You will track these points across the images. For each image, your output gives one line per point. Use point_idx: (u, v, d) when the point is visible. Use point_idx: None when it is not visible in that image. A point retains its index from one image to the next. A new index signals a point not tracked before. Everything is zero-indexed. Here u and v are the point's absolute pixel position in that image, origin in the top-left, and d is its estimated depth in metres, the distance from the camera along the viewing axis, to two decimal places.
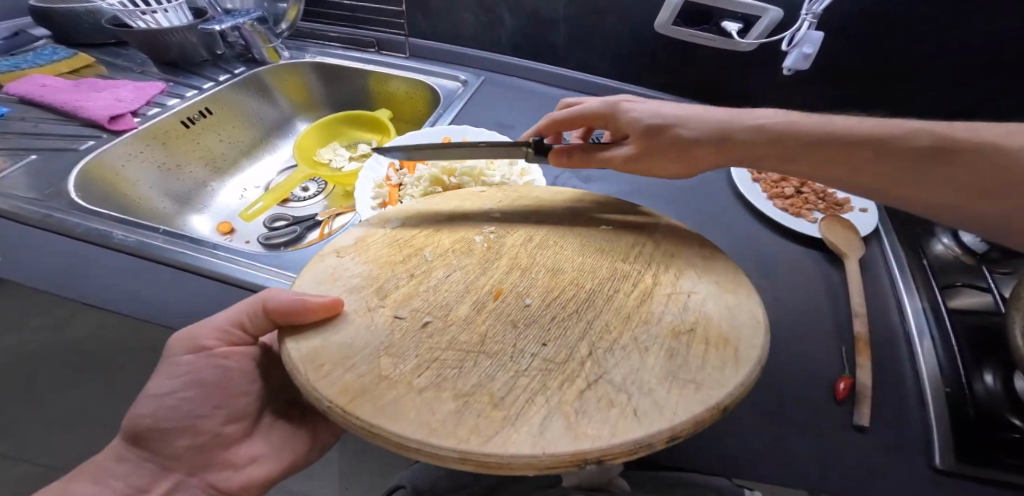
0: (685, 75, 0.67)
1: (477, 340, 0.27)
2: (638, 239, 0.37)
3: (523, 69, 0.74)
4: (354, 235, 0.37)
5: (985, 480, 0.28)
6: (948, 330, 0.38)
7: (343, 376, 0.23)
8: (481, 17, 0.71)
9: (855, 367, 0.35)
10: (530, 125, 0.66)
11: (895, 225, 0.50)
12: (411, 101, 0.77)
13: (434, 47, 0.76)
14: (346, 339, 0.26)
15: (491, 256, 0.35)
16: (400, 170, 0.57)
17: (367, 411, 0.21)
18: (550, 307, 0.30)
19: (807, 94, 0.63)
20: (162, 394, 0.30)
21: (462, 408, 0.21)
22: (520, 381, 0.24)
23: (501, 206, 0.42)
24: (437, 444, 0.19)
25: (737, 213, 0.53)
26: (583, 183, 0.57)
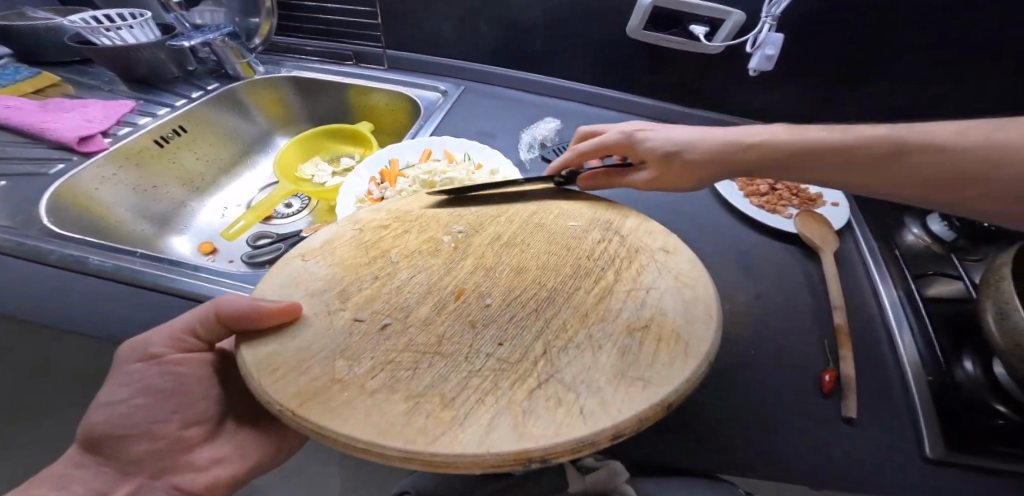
0: (663, 79, 0.70)
1: (435, 341, 0.27)
2: (606, 235, 0.37)
3: (502, 78, 0.75)
4: (320, 238, 0.36)
5: (982, 468, 0.29)
6: (925, 320, 0.40)
7: (298, 380, 0.23)
8: (460, 27, 0.72)
9: (838, 360, 0.36)
10: (512, 134, 0.67)
11: (865, 219, 0.52)
12: (393, 113, 0.77)
13: (412, 59, 0.77)
14: (304, 342, 0.26)
15: (456, 255, 0.35)
16: (382, 185, 0.56)
17: (318, 413, 0.21)
18: (509, 306, 0.30)
19: (783, 91, 0.65)
20: (116, 401, 0.29)
21: (412, 409, 0.21)
22: (472, 381, 0.24)
23: (478, 204, 0.42)
24: (383, 445, 0.19)
25: (715, 210, 0.54)
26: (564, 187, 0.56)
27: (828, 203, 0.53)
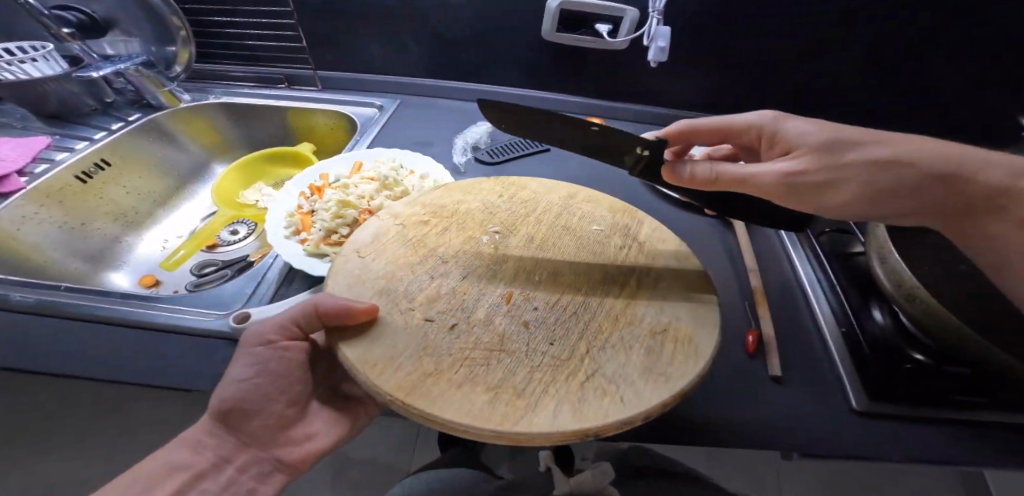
0: (590, 70, 0.75)
1: (497, 340, 0.29)
2: (625, 239, 0.41)
3: (435, 87, 0.77)
4: (369, 234, 0.38)
5: (890, 416, 0.34)
6: (833, 277, 0.48)
7: (394, 375, 0.25)
8: (388, 44, 0.74)
9: (759, 319, 0.43)
10: (446, 140, 0.69)
11: None
12: (332, 134, 0.74)
13: (342, 77, 0.76)
14: (390, 342, 0.28)
15: (497, 259, 0.37)
16: (312, 198, 0.55)
17: (422, 402, 0.23)
18: (554, 309, 0.32)
19: (689, 81, 0.73)
20: (238, 379, 0.29)
21: (493, 399, 0.24)
22: (534, 375, 0.26)
23: (513, 201, 0.45)
24: (479, 426, 0.22)
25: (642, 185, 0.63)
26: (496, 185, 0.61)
27: None
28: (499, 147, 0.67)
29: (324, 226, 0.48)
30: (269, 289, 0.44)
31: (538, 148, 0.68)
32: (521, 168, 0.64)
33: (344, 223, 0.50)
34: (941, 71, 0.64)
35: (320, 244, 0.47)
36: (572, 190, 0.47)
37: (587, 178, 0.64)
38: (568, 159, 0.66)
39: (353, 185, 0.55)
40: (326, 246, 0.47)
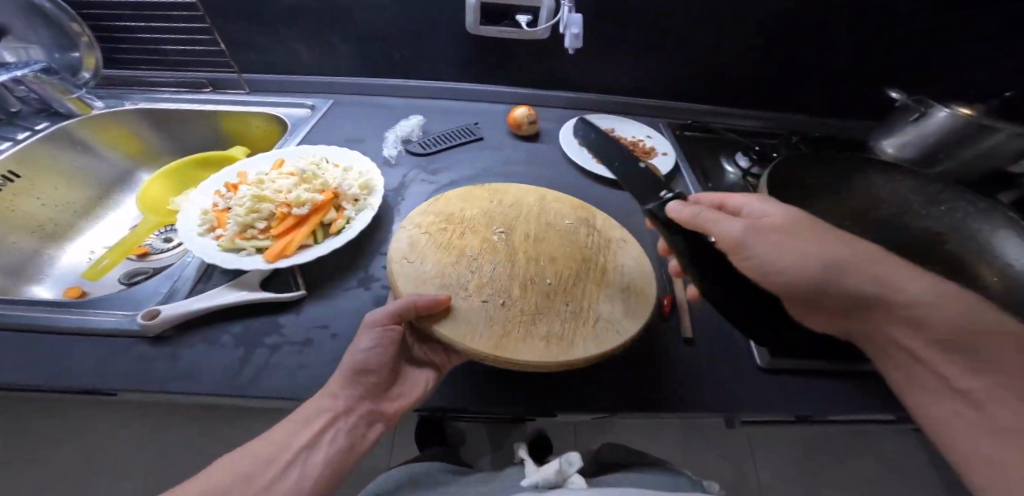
0: (519, 64, 0.81)
1: (532, 308, 0.44)
2: (589, 227, 0.57)
3: (367, 87, 0.82)
4: (406, 242, 0.50)
5: (791, 369, 0.45)
6: None
7: (480, 341, 0.39)
8: (313, 47, 0.79)
9: (675, 286, 0.55)
10: (380, 136, 0.74)
11: (687, 166, 0.74)
12: (266, 135, 0.81)
13: (269, 80, 0.82)
14: (464, 319, 0.41)
15: (510, 251, 0.51)
16: (227, 195, 0.54)
17: (509, 352, 0.39)
18: (562, 280, 0.48)
19: (610, 68, 0.82)
20: (365, 346, 0.36)
21: (547, 345, 0.40)
22: (564, 325, 0.43)
23: (504, 200, 0.59)
24: (547, 361, 0.38)
25: (564, 162, 0.74)
26: (432, 176, 0.67)
27: (660, 154, 0.74)
28: (431, 139, 0.74)
29: (238, 221, 0.49)
30: (189, 285, 0.48)
31: (472, 138, 0.75)
32: (452, 156, 0.71)
33: (260, 218, 0.50)
34: (806, 61, 0.80)
35: (235, 239, 0.49)
36: (542, 194, 0.62)
37: (522, 161, 0.73)
38: (505, 148, 0.75)
39: (270, 180, 0.55)
40: (240, 241, 0.49)
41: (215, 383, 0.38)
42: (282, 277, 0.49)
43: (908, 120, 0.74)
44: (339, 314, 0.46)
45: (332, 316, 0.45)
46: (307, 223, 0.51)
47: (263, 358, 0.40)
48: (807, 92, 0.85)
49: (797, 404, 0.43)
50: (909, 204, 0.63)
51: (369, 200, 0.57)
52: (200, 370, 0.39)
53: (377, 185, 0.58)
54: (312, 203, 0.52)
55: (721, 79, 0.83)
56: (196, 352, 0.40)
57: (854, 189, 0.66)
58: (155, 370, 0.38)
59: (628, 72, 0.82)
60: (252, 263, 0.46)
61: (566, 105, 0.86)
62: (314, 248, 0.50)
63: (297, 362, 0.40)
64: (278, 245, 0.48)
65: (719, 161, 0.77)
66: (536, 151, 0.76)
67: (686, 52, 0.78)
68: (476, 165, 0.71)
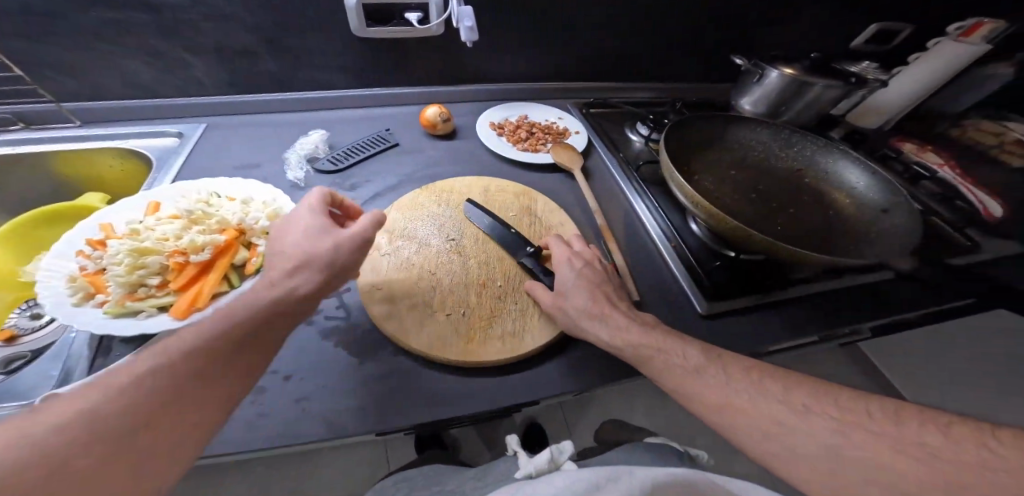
0: (420, 66, 0.80)
1: (489, 311, 0.51)
2: (525, 220, 0.62)
3: (251, 104, 0.75)
4: (368, 270, 0.52)
5: (723, 309, 0.56)
6: (657, 199, 0.69)
7: (451, 351, 0.46)
8: (160, 64, 0.67)
9: (611, 252, 0.61)
10: (277, 158, 0.67)
11: (601, 141, 0.80)
12: (127, 174, 0.69)
13: (108, 107, 0.67)
14: (432, 334, 0.47)
15: (463, 257, 0.56)
16: (97, 253, 0.45)
17: (476, 355, 0.46)
18: (510, 279, 0.55)
19: (507, 58, 0.84)
20: (342, 243, 0.41)
21: (504, 342, 0.48)
22: (518, 320, 0.50)
23: (446, 204, 0.62)
24: (506, 355, 0.46)
25: (481, 153, 0.75)
26: (351, 192, 0.63)
27: (573, 135, 0.79)
28: (341, 152, 0.69)
29: (121, 283, 0.41)
30: (86, 361, 0.42)
31: (385, 146, 0.72)
32: (369, 168, 0.68)
33: (149, 274, 0.44)
34: (676, 37, 0.90)
35: (125, 301, 0.41)
36: (484, 183, 0.67)
37: (445, 158, 0.73)
38: (424, 149, 0.73)
39: (150, 227, 0.47)
40: (133, 303, 0.41)
41: None
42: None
43: (753, 81, 0.90)
44: (299, 357, 0.45)
45: (291, 360, 0.44)
46: (215, 269, 0.45)
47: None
48: (700, 73, 1.01)
49: (727, 337, 0.54)
50: (768, 148, 0.78)
51: None
52: None
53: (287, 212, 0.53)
54: (214, 246, 0.46)
55: (612, 59, 0.91)
56: None
57: (728, 141, 0.78)
58: None
59: (525, 61, 0.86)
60: (158, 324, 0.41)
61: (475, 99, 0.87)
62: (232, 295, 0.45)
63: (256, 411, 0.40)
64: (185, 298, 0.43)
65: (625, 131, 0.84)
66: (458, 148, 0.75)
67: (574, 36, 0.83)
68: (398, 171, 0.68)
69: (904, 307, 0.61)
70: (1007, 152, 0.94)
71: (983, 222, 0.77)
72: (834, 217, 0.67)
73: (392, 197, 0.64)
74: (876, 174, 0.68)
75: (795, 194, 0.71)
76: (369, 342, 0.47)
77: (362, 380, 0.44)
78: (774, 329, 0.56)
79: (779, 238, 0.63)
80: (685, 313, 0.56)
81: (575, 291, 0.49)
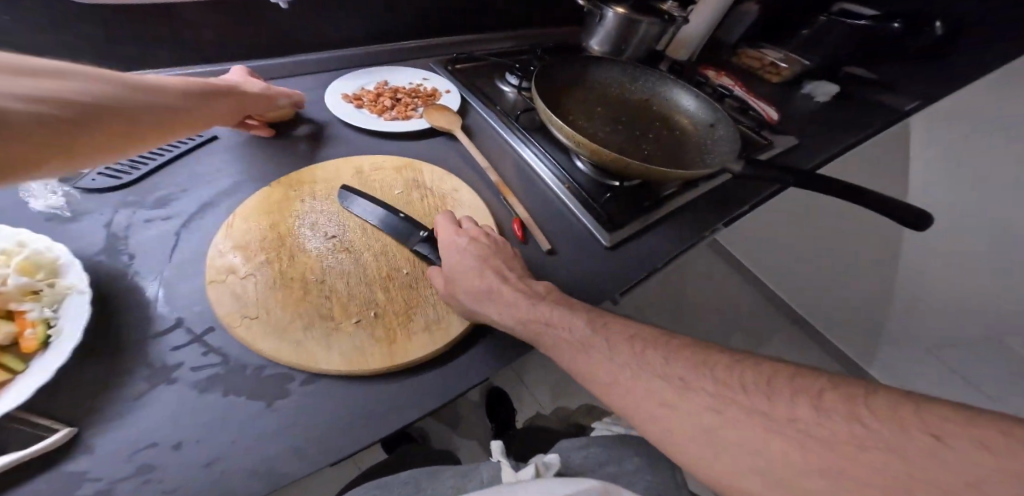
0: (220, 36, 0.63)
1: (404, 303, 0.44)
2: (416, 194, 0.56)
3: None
4: (229, 300, 0.40)
5: (621, 236, 0.60)
6: (543, 146, 0.70)
7: (372, 360, 0.39)
8: None
9: (513, 207, 0.59)
10: (17, 186, 0.45)
11: (474, 97, 0.75)
12: None
13: None
14: (345, 349, 0.39)
15: (354, 253, 0.47)
16: None
17: (403, 356, 0.40)
18: (417, 263, 0.48)
19: (337, 18, 0.71)
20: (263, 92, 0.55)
21: (430, 331, 0.42)
22: (438, 304, 0.45)
23: (316, 195, 0.51)
24: (435, 348, 0.41)
25: (341, 130, 0.63)
26: (166, 210, 0.46)
27: (442, 95, 0.72)
28: (129, 160, 0.49)
29: None
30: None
31: (202, 140, 0.54)
32: (185, 175, 0.50)
33: None
34: None
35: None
36: (355, 164, 0.57)
37: (298, 141, 0.59)
38: (261, 137, 0.58)
39: None
40: None
41: None
42: (11, 430, 0.29)
43: (595, 22, 0.96)
44: (181, 423, 0.32)
45: (171, 428, 0.31)
46: None
47: None
48: (542, 24, 1.04)
49: (632, 261, 0.59)
50: (620, 84, 0.85)
51: (63, 281, 0.34)
52: None
53: (58, 257, 0.35)
54: None
55: (455, 15, 0.86)
56: None
57: (588, 82, 0.82)
58: None
59: (360, 22, 0.75)
60: None
61: (315, 69, 0.72)
62: (23, 381, 0.29)
63: (155, 490, 0.28)
64: None
65: (495, 83, 0.81)
66: (309, 129, 0.62)
67: None
68: (233, 169, 0.53)
69: (741, 199, 0.76)
70: (767, 72, 1.23)
71: (768, 124, 1.01)
72: (681, 136, 0.78)
73: (235, 203, 0.49)
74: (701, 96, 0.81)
75: (650, 122, 0.80)
76: (267, 380, 0.36)
77: (284, 422, 0.34)
78: (663, 241, 0.64)
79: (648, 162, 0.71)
80: (592, 248, 0.59)
81: (467, 275, 0.44)
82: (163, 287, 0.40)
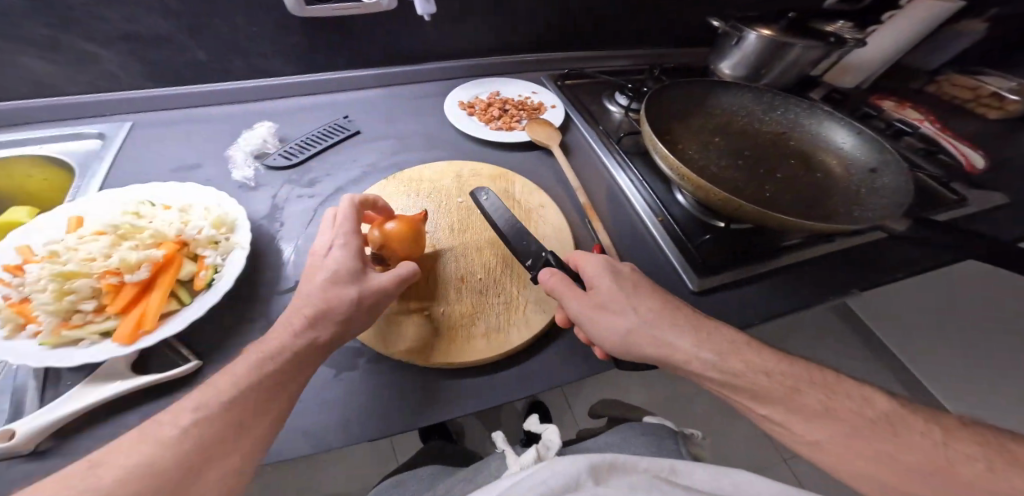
0: (375, 47, 0.74)
1: (471, 308, 0.47)
2: (504, 204, 0.58)
3: (185, 96, 0.67)
4: None
5: (713, 284, 0.54)
6: (642, 172, 0.66)
7: (431, 353, 0.42)
8: (70, 56, 0.59)
9: (597, 232, 0.58)
10: (221, 155, 0.60)
11: (580, 114, 0.75)
12: (51, 183, 0.61)
13: (6, 109, 0.59)
14: (412, 337, 0.43)
15: (438, 251, 0.51)
16: (14, 280, 0.38)
17: (459, 357, 0.42)
18: (491, 272, 0.50)
19: (470, 29, 0.77)
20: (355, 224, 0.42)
21: (488, 339, 0.44)
22: (502, 316, 0.46)
23: (419, 193, 0.58)
24: (488, 357, 0.43)
25: (452, 135, 0.69)
26: (308, 189, 0.57)
27: (548, 109, 0.74)
28: (294, 145, 0.62)
29: (51, 311, 0.36)
30: (33, 395, 0.36)
31: (345, 134, 0.65)
32: (326, 162, 0.61)
33: (82, 298, 0.38)
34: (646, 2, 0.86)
35: (59, 332, 0.35)
36: (457, 168, 0.62)
37: (413, 142, 0.67)
38: (387, 137, 0.67)
39: (70, 247, 0.41)
40: (70, 331, 0.36)
41: None
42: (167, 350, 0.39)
43: (731, 44, 0.86)
44: None
45: None
46: (158, 286, 0.40)
47: None
48: (672, 38, 0.97)
49: (722, 315, 0.52)
50: (752, 111, 0.74)
51: (233, 238, 0.45)
52: None
53: (235, 219, 0.47)
54: (151, 262, 0.40)
55: (579, 29, 0.86)
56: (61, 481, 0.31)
57: (712, 107, 0.74)
58: None
59: (489, 35, 0.80)
60: (105, 351, 0.35)
61: (440, 77, 0.80)
62: (186, 312, 0.39)
63: None
64: (127, 322, 0.37)
65: (603, 102, 0.80)
66: (423, 131, 0.69)
67: (539, 6, 0.78)
68: (361, 161, 0.62)
69: (894, 263, 0.60)
70: (982, 105, 0.95)
71: (964, 174, 0.78)
72: (822, 178, 0.65)
73: (356, 190, 0.58)
74: (864, 133, 0.66)
75: (781, 158, 0.69)
76: (346, 349, 0.42)
77: (346, 392, 0.40)
78: (766, 297, 0.55)
79: (767, 203, 0.61)
80: (675, 290, 0.54)
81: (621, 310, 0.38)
82: (294, 252, 0.50)
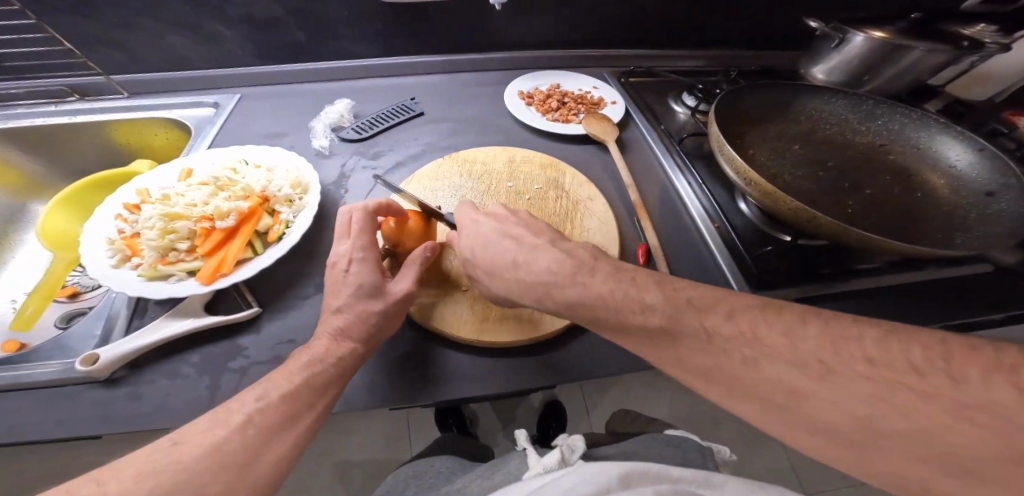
0: (444, 38, 0.78)
1: None
2: (553, 193, 0.58)
3: (280, 73, 0.75)
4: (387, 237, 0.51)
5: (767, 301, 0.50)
6: (703, 177, 0.62)
7: (460, 329, 0.44)
8: (200, 37, 0.70)
9: (645, 231, 0.56)
10: (302, 126, 0.67)
11: (643, 112, 0.73)
12: (171, 143, 0.72)
13: (148, 79, 0.72)
14: (445, 313, 0.45)
15: None
16: (134, 217, 0.47)
17: (485, 337, 0.43)
18: None
19: (534, 20, 0.78)
20: (365, 233, 0.42)
21: (519, 321, 0.45)
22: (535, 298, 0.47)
23: (471, 174, 0.60)
24: (513, 342, 0.44)
25: (508, 123, 0.71)
26: (373, 161, 0.62)
27: (609, 105, 0.73)
28: (365, 122, 0.68)
29: (154, 246, 0.43)
30: (123, 323, 0.43)
31: (410, 115, 0.70)
32: (390, 140, 0.66)
33: (179, 238, 0.45)
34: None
35: (157, 265, 0.43)
36: (510, 153, 0.63)
37: (468, 128, 0.69)
38: (447, 121, 0.70)
39: (178, 194, 0.48)
40: (164, 266, 0.43)
41: (176, 416, 0.36)
42: (233, 297, 0.45)
43: (830, 47, 0.76)
44: None
45: None
46: (240, 234, 0.46)
47: (270, 359, 0.40)
48: (755, 36, 0.90)
49: None
50: (844, 120, 0.67)
51: (304, 199, 0.51)
52: (160, 404, 0.36)
53: (310, 182, 0.53)
54: (239, 213, 0.47)
55: (649, 24, 0.83)
56: (157, 387, 0.38)
57: (794, 113, 0.68)
58: (113, 411, 0.36)
59: (554, 25, 0.80)
60: (187, 288, 0.42)
61: (500, 66, 0.81)
62: (256, 262, 0.45)
63: None
64: (211, 264, 0.43)
65: (668, 101, 0.76)
66: (480, 117, 0.71)
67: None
68: (421, 141, 0.66)
69: (999, 301, 0.52)
70: None
71: None
72: (922, 200, 0.57)
73: (415, 167, 0.62)
74: (985, 151, 0.56)
75: (872, 173, 0.61)
76: None
77: (382, 352, 0.43)
78: None
79: (847, 221, 0.55)
80: None
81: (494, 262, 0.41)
82: None
